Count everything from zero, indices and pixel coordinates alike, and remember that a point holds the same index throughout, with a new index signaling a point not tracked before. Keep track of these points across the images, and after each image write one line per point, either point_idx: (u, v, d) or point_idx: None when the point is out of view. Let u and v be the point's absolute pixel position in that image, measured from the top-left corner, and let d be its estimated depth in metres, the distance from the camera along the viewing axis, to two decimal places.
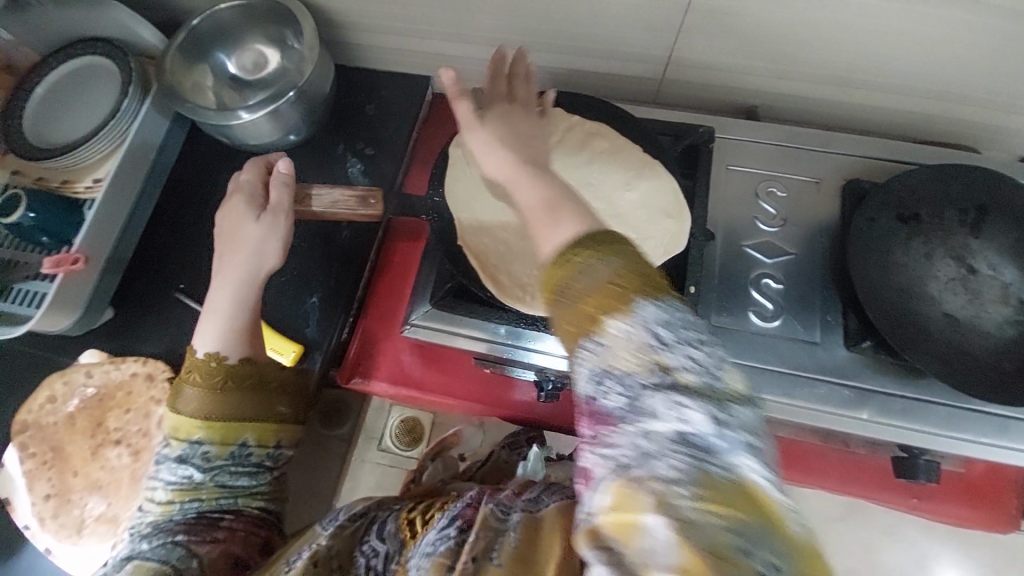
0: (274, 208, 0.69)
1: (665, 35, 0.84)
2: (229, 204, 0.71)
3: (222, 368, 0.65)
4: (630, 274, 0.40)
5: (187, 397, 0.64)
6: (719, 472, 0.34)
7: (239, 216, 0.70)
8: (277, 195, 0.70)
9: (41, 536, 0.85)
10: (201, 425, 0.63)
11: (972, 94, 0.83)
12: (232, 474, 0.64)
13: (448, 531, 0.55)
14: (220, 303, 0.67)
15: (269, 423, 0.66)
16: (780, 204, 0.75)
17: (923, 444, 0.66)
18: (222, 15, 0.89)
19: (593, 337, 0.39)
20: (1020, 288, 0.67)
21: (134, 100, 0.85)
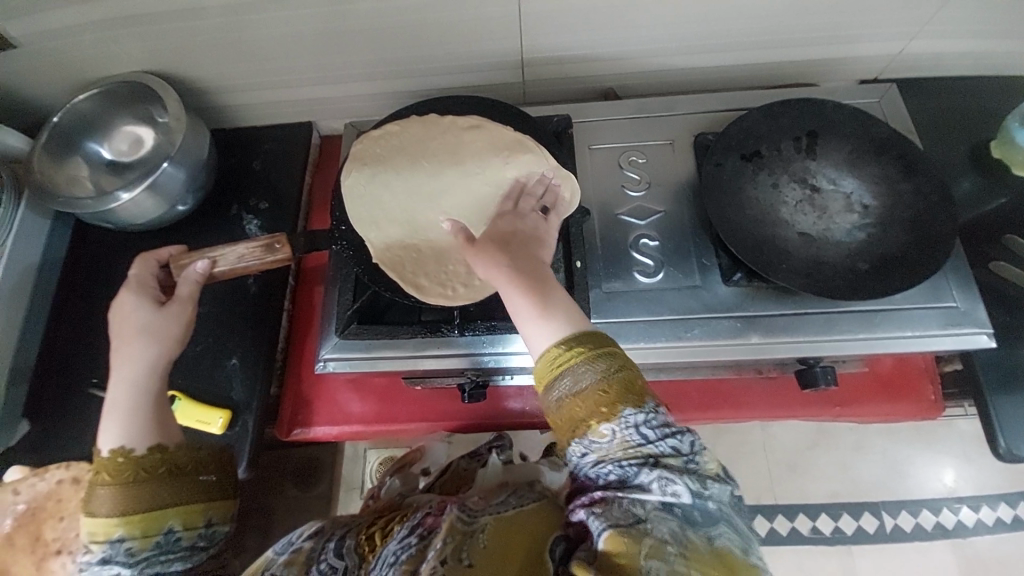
0: (180, 299, 0.71)
1: (509, 40, 0.90)
2: (125, 300, 0.70)
3: (130, 461, 0.62)
4: (617, 385, 0.51)
5: (100, 499, 0.60)
6: (701, 536, 0.47)
7: (140, 310, 0.69)
8: (185, 288, 0.72)
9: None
10: (121, 522, 0.59)
11: (790, 36, 0.92)
12: (163, 563, 0.60)
13: (410, 539, 0.56)
14: (119, 398, 0.65)
15: (194, 503, 0.62)
16: (642, 169, 0.81)
17: (812, 352, 0.72)
18: (82, 107, 0.90)
19: (590, 436, 0.51)
20: (860, 194, 0.74)
21: (9, 206, 0.85)
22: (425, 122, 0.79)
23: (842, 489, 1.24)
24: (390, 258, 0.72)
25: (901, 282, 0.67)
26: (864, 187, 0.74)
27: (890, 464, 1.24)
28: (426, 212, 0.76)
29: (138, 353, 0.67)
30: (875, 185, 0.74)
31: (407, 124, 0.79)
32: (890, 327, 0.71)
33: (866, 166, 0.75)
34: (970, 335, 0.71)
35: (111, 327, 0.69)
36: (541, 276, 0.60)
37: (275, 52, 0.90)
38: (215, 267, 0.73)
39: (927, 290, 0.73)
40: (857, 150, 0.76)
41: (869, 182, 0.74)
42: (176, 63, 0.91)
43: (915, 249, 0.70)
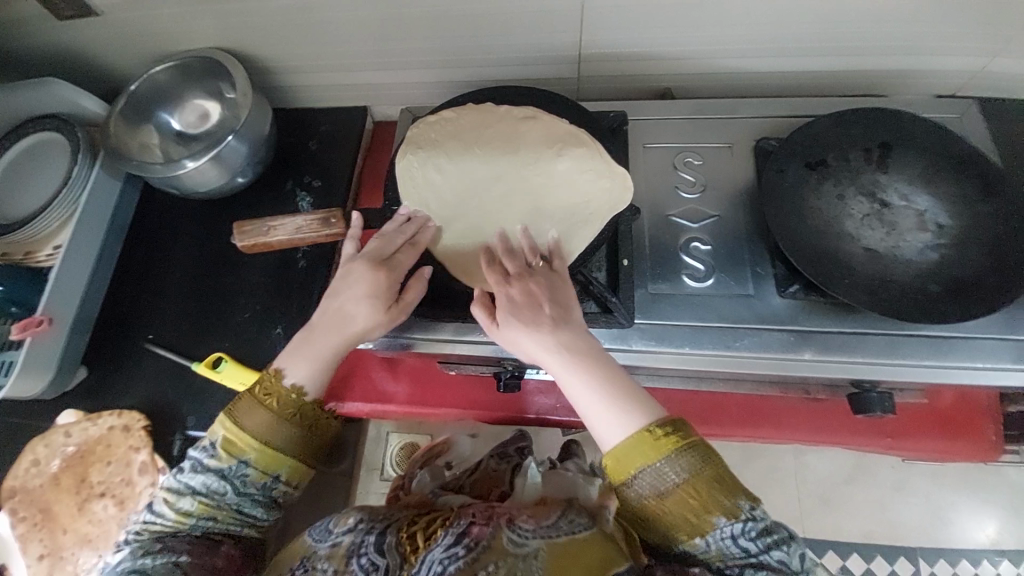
0: (408, 302, 0.69)
1: (569, 34, 0.89)
2: (380, 273, 0.68)
3: (297, 401, 0.63)
4: (707, 490, 0.55)
5: (250, 418, 0.62)
6: None
7: (368, 285, 0.68)
8: (414, 295, 0.69)
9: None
10: (256, 448, 0.61)
11: (865, 44, 0.88)
12: (250, 505, 0.61)
13: (456, 551, 0.56)
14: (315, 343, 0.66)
15: (304, 462, 0.64)
16: (697, 171, 0.79)
17: (869, 374, 0.67)
18: (160, 77, 0.95)
19: (686, 545, 0.55)
20: (934, 212, 0.69)
21: (84, 166, 0.90)
22: (481, 110, 0.80)
23: (879, 528, 1.17)
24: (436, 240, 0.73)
25: (976, 308, 0.62)
26: (940, 205, 0.70)
27: (936, 507, 1.17)
28: (474, 197, 0.76)
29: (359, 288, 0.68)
30: (953, 204, 0.69)
31: (462, 112, 0.80)
32: (958, 356, 0.67)
33: (943, 184, 0.71)
34: None
35: (353, 291, 0.68)
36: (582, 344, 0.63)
37: (341, 35, 0.92)
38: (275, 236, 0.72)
39: (1002, 320, 0.67)
40: (935, 166, 0.72)
41: (947, 200, 0.70)
42: (248, 41, 0.95)
43: (994, 274, 0.65)
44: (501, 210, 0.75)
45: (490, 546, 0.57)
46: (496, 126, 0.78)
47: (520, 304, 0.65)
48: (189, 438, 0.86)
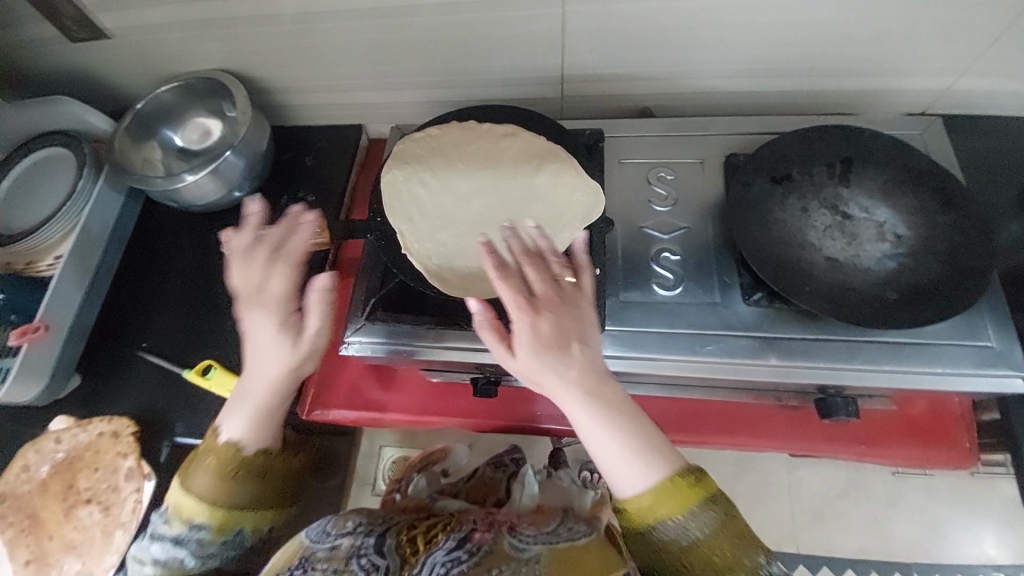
0: (308, 333, 0.68)
1: (549, 57, 0.94)
2: (264, 316, 0.68)
3: (240, 456, 0.69)
4: (729, 539, 0.60)
5: (199, 480, 0.69)
6: None
7: (279, 325, 0.68)
8: (314, 324, 0.68)
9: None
10: (206, 509, 0.68)
11: (831, 65, 0.93)
12: (223, 555, 0.71)
13: (457, 556, 0.65)
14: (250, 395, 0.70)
15: (267, 511, 0.72)
16: (669, 186, 0.83)
17: (830, 379, 0.70)
18: (163, 97, 1.00)
19: None
20: (894, 223, 0.73)
21: (89, 179, 0.95)
22: (464, 128, 0.84)
23: (871, 541, 1.17)
24: (418, 249, 0.76)
25: (931, 315, 0.65)
26: (898, 217, 0.73)
27: (926, 519, 1.17)
28: (456, 209, 0.79)
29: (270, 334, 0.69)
30: (911, 215, 0.73)
31: (446, 129, 0.84)
32: (921, 362, 0.68)
33: (903, 196, 0.74)
34: (1007, 378, 0.67)
35: (262, 332, 0.68)
36: (603, 388, 0.62)
37: (335, 57, 0.98)
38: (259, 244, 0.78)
39: (961, 327, 0.70)
40: (894, 180, 0.75)
41: (904, 212, 0.73)
42: (247, 64, 1.01)
43: (950, 282, 0.67)
44: (481, 221, 0.78)
45: (491, 551, 0.66)
46: (477, 143, 0.82)
47: (547, 339, 0.61)
48: (176, 443, 0.89)
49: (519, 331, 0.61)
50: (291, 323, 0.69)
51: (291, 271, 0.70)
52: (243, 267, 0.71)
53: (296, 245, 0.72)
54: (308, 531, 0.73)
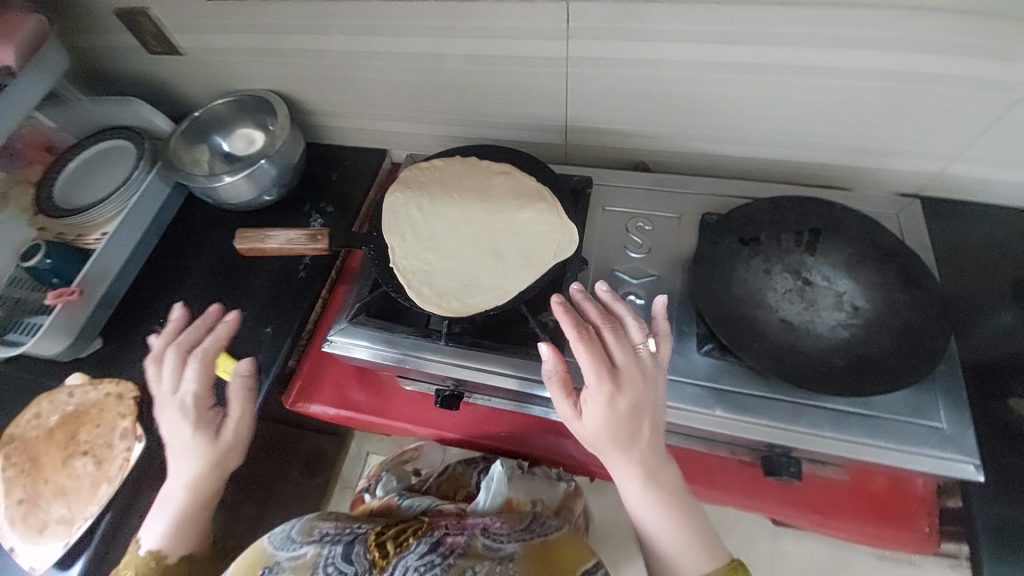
0: (234, 421, 0.83)
1: (554, 108, 1.04)
2: (180, 421, 0.81)
3: (160, 563, 0.82)
4: None
5: None
6: None
7: (196, 425, 0.81)
8: (237, 413, 0.84)
9: (7, 538, 0.88)
10: None
11: (819, 142, 0.97)
12: None
13: (430, 557, 0.73)
14: (176, 497, 0.82)
15: None
16: (646, 235, 0.88)
17: (773, 438, 0.71)
18: (218, 109, 1.14)
19: None
20: (852, 295, 0.75)
21: (144, 170, 1.09)
22: (465, 162, 0.93)
23: None
24: (405, 264, 0.83)
25: (874, 387, 0.67)
26: (859, 289, 0.75)
27: None
28: (445, 233, 0.87)
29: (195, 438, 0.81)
30: (872, 289, 0.75)
31: (450, 161, 0.93)
32: (865, 434, 0.68)
33: (866, 271, 0.76)
34: (956, 463, 0.66)
35: (180, 445, 0.81)
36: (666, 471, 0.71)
37: (368, 89, 1.10)
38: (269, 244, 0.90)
39: (911, 404, 0.70)
40: (859, 254, 0.78)
41: (865, 286, 0.75)
42: (294, 88, 1.15)
43: (898, 357, 0.69)
44: (466, 246, 0.86)
45: (465, 551, 0.75)
46: (475, 176, 0.91)
47: (619, 414, 0.67)
48: None
49: (591, 401, 0.68)
50: (212, 425, 0.83)
51: (206, 373, 0.83)
52: (173, 372, 0.84)
53: (213, 350, 0.85)
54: (271, 537, 0.79)
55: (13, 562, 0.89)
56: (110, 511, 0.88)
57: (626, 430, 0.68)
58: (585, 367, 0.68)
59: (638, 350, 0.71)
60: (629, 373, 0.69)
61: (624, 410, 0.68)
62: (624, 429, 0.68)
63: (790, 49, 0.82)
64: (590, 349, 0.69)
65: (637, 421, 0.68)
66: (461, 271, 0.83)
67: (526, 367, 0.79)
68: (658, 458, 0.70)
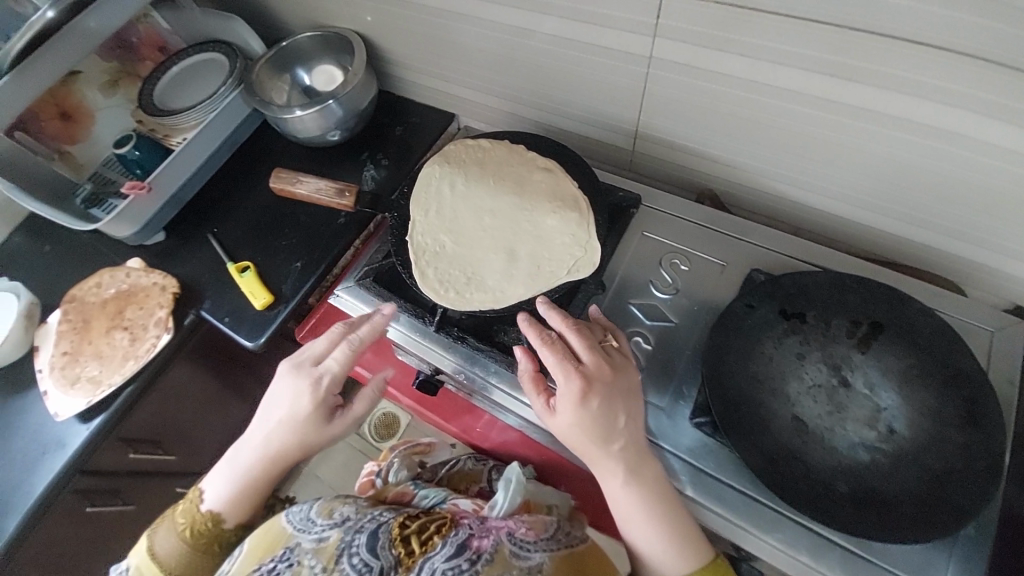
0: (351, 416, 0.74)
1: (626, 109, 0.94)
2: (306, 397, 0.71)
3: (215, 529, 0.73)
4: None
5: (165, 543, 0.72)
6: None
7: (320, 410, 0.71)
8: (361, 407, 0.75)
9: (45, 380, 1.03)
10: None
11: (931, 222, 0.80)
12: None
13: (460, 563, 0.64)
14: (252, 466, 0.73)
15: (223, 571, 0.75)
16: (679, 276, 0.79)
17: (737, 540, 0.64)
18: (303, 42, 1.17)
19: None
20: (893, 415, 0.63)
21: (230, 87, 1.15)
22: (510, 148, 0.88)
23: None
24: (421, 240, 0.82)
25: (870, 530, 0.57)
26: (904, 410, 0.63)
27: None
28: (470, 219, 0.84)
29: (315, 414, 0.71)
30: (921, 415, 0.62)
31: (496, 145, 0.88)
32: (844, 574, 0.60)
33: (923, 391, 0.63)
34: None
35: (287, 416, 0.71)
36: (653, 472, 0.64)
37: (445, 50, 1.06)
38: (297, 187, 1.06)
39: (914, 560, 0.59)
40: (920, 369, 0.64)
41: (915, 409, 0.62)
42: (377, 33, 1.14)
43: (917, 506, 0.58)
44: (486, 239, 0.82)
45: (494, 559, 0.66)
46: (515, 166, 0.86)
47: (591, 410, 0.63)
48: (199, 315, 1.06)
49: (562, 397, 0.64)
50: (331, 412, 0.73)
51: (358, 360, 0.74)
52: (330, 346, 0.75)
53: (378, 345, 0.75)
54: (289, 516, 0.69)
55: (40, 405, 1.02)
56: (132, 384, 1.02)
57: (603, 430, 0.63)
58: (553, 368, 0.65)
59: (598, 344, 0.68)
60: (596, 369, 0.65)
61: (599, 407, 0.63)
62: (601, 429, 0.63)
63: (918, 102, 0.66)
64: (552, 346, 0.66)
65: (616, 423, 0.63)
66: (472, 263, 0.80)
67: (497, 376, 0.78)
68: (642, 455, 0.64)
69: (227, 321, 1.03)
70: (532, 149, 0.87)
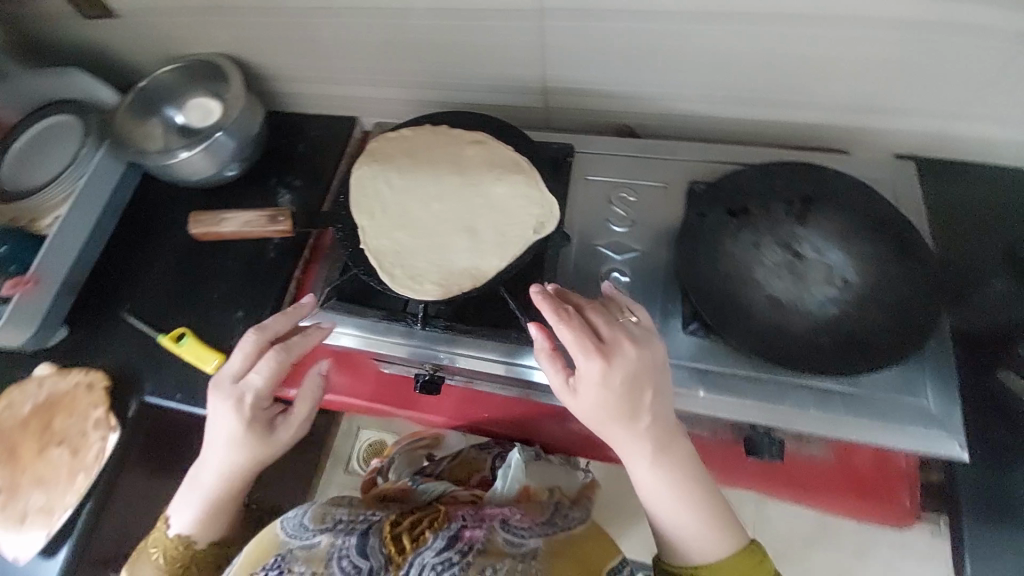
0: (292, 421, 0.71)
1: (531, 67, 0.95)
2: (234, 418, 0.68)
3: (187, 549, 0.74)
4: None
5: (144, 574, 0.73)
6: None
7: (253, 426, 0.68)
8: (301, 410, 0.72)
9: None
10: None
11: (817, 100, 0.88)
12: None
13: (452, 557, 0.63)
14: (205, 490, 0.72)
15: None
16: (630, 207, 0.83)
17: (756, 418, 0.70)
18: (165, 78, 1.05)
19: None
20: (844, 269, 0.72)
21: (92, 147, 1.02)
22: (433, 131, 0.86)
23: None
24: (376, 245, 0.79)
25: (858, 367, 0.65)
26: (851, 262, 0.72)
27: None
28: (417, 210, 0.82)
29: (257, 427, 0.69)
30: (865, 262, 0.71)
31: (418, 131, 0.86)
32: (847, 412, 0.68)
33: (861, 241, 0.72)
34: (940, 443, 0.65)
35: (222, 440, 0.69)
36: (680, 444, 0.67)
37: (329, 51, 1.01)
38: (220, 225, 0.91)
39: (896, 382, 0.69)
40: (854, 224, 0.73)
41: (858, 258, 0.72)
42: (248, 51, 1.05)
43: (886, 335, 0.67)
44: (440, 225, 0.80)
45: (488, 548, 0.65)
46: (445, 146, 0.85)
47: (615, 387, 0.63)
48: (144, 401, 0.94)
49: (585, 373, 0.63)
50: (270, 423, 0.70)
51: (280, 370, 0.69)
52: (245, 360, 0.70)
53: (303, 347, 0.71)
54: (283, 522, 0.69)
55: None
56: (89, 500, 0.89)
57: (627, 405, 0.63)
58: (574, 345, 0.64)
59: (618, 320, 0.68)
60: (619, 344, 0.64)
61: (625, 381, 0.63)
62: (626, 404, 0.63)
63: None
64: (574, 322, 0.64)
65: (639, 394, 0.64)
66: (434, 251, 0.78)
67: (498, 350, 0.77)
68: (669, 428, 0.66)
69: (180, 397, 0.93)
70: (457, 127, 0.87)
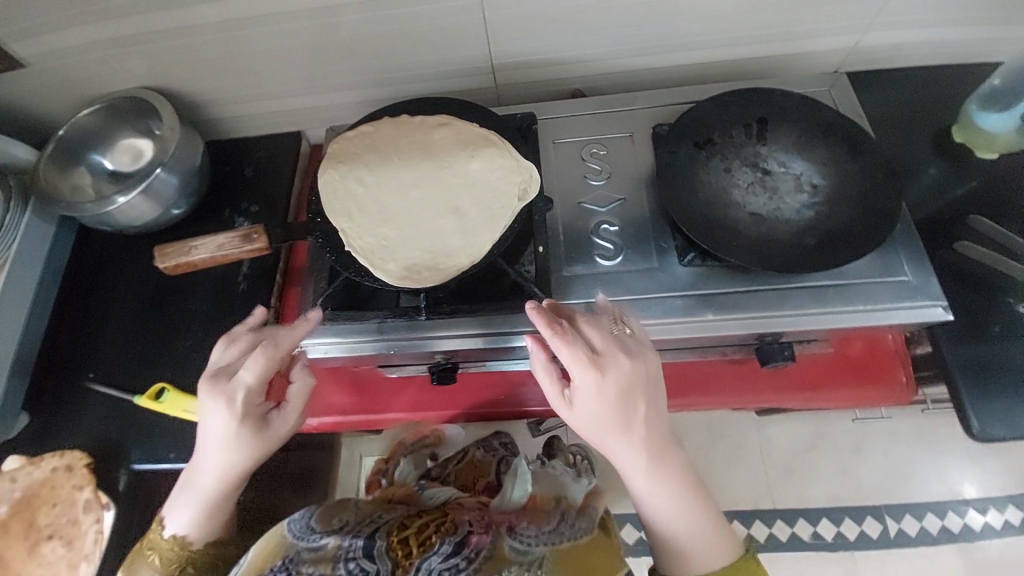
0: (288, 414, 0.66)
1: (474, 46, 0.95)
2: (225, 419, 0.62)
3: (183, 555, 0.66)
4: None
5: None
6: None
7: (248, 422, 0.63)
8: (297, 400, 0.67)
9: None
10: None
11: (749, 32, 0.93)
12: None
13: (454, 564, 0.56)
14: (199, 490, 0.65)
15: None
16: (602, 160, 0.86)
17: (766, 327, 0.73)
18: (86, 122, 0.97)
19: None
20: (809, 175, 0.77)
21: (16, 211, 0.92)
22: (395, 123, 0.85)
23: (843, 491, 1.36)
24: (362, 244, 0.76)
25: (842, 257, 0.71)
26: (814, 168, 0.77)
27: (896, 467, 1.37)
28: (396, 202, 0.80)
29: (251, 422, 0.63)
30: (826, 165, 0.77)
31: (379, 125, 0.85)
32: (842, 300, 0.73)
33: (818, 147, 0.78)
34: (926, 308, 0.72)
35: (217, 440, 0.63)
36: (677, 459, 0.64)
37: (262, 65, 0.97)
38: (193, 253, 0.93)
39: (878, 264, 0.75)
40: (808, 133, 0.79)
41: (819, 163, 0.77)
42: (172, 79, 0.99)
43: (859, 225, 0.73)
44: (423, 212, 0.79)
45: (492, 555, 0.58)
46: (410, 135, 0.84)
47: (609, 398, 0.59)
48: (134, 470, 0.86)
49: (578, 388, 0.60)
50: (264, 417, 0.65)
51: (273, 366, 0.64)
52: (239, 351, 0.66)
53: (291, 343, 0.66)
54: (290, 521, 0.62)
55: None
56: None
57: (621, 418, 0.60)
58: (564, 359, 0.60)
59: (613, 329, 0.64)
60: (613, 355, 0.61)
61: (619, 391, 0.60)
62: (620, 418, 0.60)
63: None
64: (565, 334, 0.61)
65: (634, 408, 0.60)
66: (423, 238, 0.77)
67: (509, 323, 0.77)
68: (667, 440, 0.64)
69: (175, 455, 0.85)
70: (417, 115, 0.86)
